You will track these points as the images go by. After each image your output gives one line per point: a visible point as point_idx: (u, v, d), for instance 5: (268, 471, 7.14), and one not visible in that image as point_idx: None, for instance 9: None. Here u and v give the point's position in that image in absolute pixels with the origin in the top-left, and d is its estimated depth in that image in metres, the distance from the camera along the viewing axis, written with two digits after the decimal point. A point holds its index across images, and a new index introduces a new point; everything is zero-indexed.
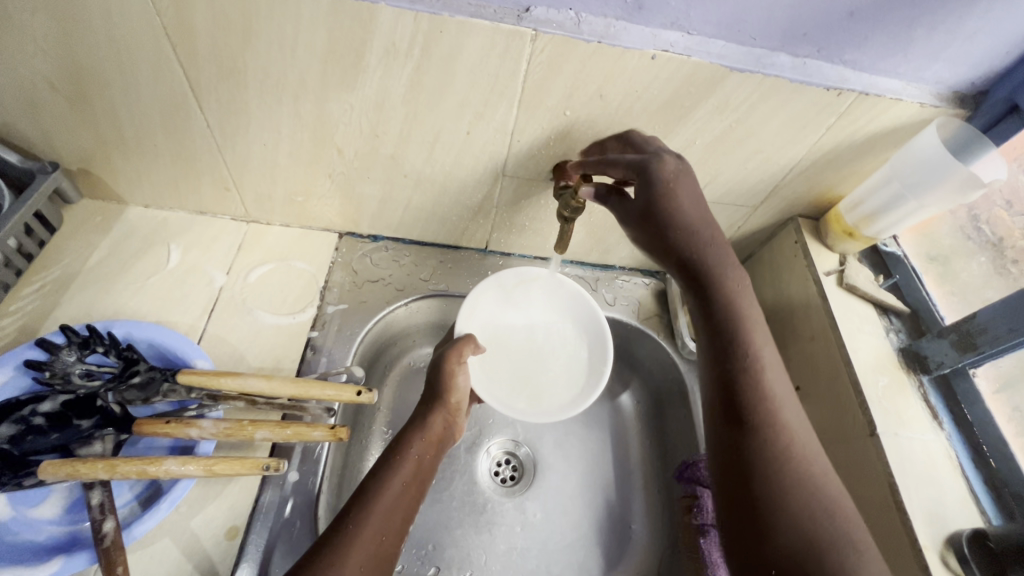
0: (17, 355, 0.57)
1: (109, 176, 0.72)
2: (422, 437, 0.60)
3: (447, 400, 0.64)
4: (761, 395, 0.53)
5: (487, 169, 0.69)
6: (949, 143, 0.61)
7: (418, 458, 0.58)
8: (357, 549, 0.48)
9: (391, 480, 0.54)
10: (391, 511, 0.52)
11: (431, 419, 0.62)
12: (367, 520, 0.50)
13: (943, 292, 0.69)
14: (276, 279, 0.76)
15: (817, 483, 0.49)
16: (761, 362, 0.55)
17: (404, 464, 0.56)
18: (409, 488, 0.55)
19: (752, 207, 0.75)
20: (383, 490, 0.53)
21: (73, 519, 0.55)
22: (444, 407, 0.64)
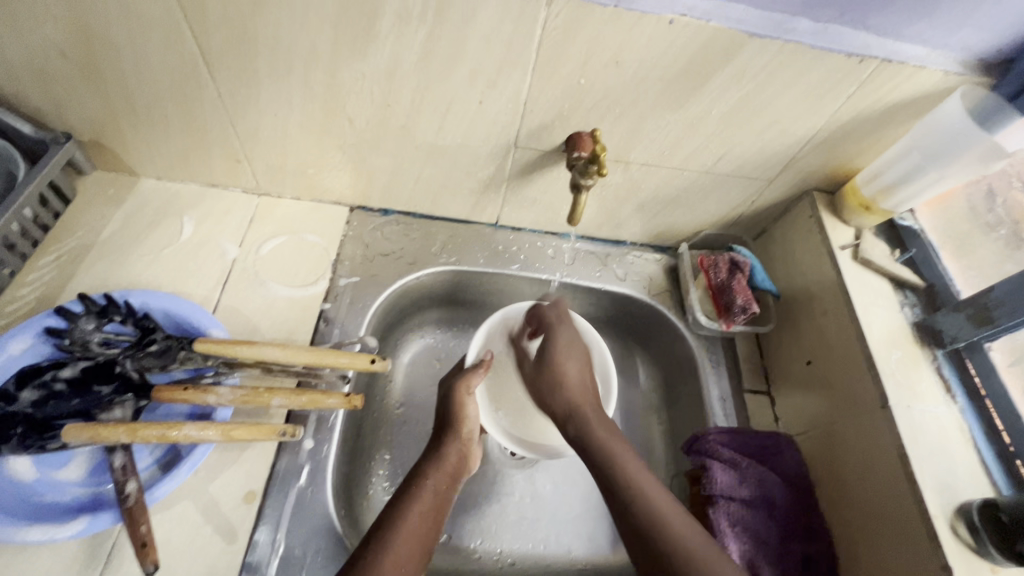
0: (37, 323, 0.58)
1: (121, 148, 0.72)
2: (439, 468, 0.63)
3: (458, 432, 0.67)
4: (629, 486, 0.53)
5: (498, 140, 0.68)
6: (973, 110, 0.59)
7: (435, 485, 0.61)
8: (383, 570, 0.50)
9: (411, 508, 0.57)
10: (413, 537, 0.55)
11: (446, 450, 0.65)
12: (392, 546, 0.52)
13: (960, 266, 0.68)
14: (288, 251, 0.77)
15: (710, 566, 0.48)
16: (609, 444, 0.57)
17: (423, 493, 0.59)
18: (427, 517, 0.58)
19: (767, 180, 0.74)
20: (405, 516, 0.56)
21: (96, 482, 0.56)
22: (457, 439, 0.66)
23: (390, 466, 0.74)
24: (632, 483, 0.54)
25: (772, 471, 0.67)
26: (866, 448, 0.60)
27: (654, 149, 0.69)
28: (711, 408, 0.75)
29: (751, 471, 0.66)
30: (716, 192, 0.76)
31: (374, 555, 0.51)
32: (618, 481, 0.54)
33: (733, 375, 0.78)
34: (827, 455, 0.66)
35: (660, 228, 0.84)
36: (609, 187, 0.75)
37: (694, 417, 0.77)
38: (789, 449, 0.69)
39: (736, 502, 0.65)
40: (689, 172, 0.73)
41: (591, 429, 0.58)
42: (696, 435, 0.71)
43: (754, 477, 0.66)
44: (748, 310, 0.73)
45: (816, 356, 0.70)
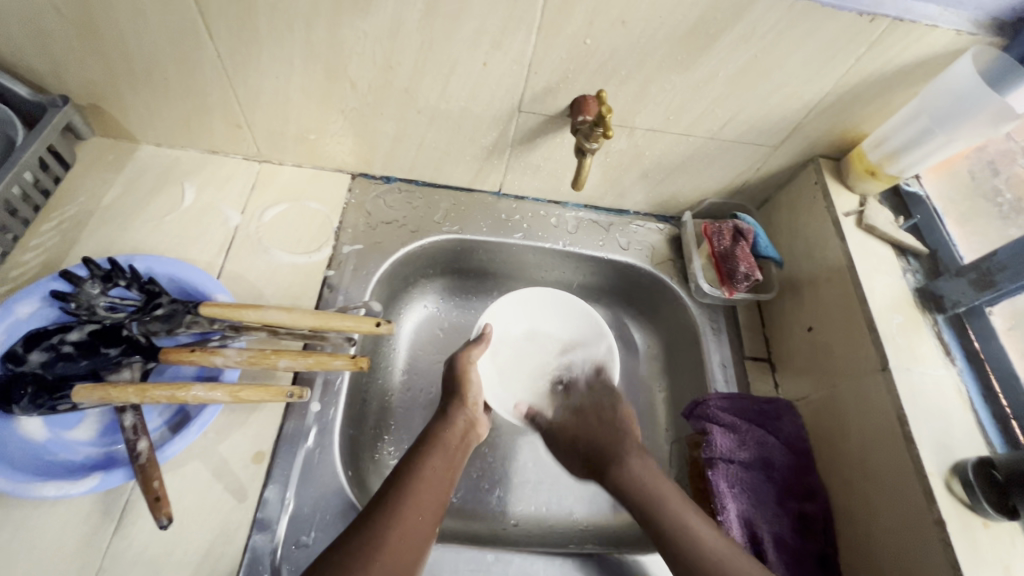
0: (44, 286, 0.59)
1: (120, 112, 0.72)
2: (449, 430, 0.65)
3: (465, 399, 0.68)
4: (679, 528, 0.57)
5: (502, 105, 0.67)
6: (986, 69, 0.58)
7: (446, 444, 0.63)
8: (401, 521, 0.53)
9: (424, 464, 0.59)
10: (428, 491, 0.57)
11: (454, 417, 0.66)
12: (411, 499, 0.55)
13: (964, 232, 0.68)
14: (291, 218, 0.77)
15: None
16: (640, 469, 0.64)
17: (436, 450, 0.62)
18: (441, 472, 0.60)
19: (772, 146, 0.73)
20: (420, 474, 0.58)
21: (107, 442, 0.57)
22: (464, 403, 0.68)
23: (395, 431, 0.76)
24: (690, 525, 0.58)
25: (771, 434, 0.68)
26: (865, 410, 0.61)
27: (660, 114, 0.68)
28: (712, 374, 0.75)
29: (750, 435, 0.67)
30: (720, 159, 0.76)
31: (391, 508, 0.53)
32: (676, 520, 0.58)
33: (734, 343, 0.78)
34: (825, 418, 0.67)
35: (664, 196, 0.84)
36: (613, 154, 0.75)
37: (695, 384, 0.78)
38: (788, 414, 0.70)
39: (734, 464, 0.66)
40: (695, 138, 0.72)
41: (637, 474, 0.64)
42: (696, 401, 0.72)
43: (753, 440, 0.67)
44: (750, 277, 0.73)
45: (817, 322, 0.71)
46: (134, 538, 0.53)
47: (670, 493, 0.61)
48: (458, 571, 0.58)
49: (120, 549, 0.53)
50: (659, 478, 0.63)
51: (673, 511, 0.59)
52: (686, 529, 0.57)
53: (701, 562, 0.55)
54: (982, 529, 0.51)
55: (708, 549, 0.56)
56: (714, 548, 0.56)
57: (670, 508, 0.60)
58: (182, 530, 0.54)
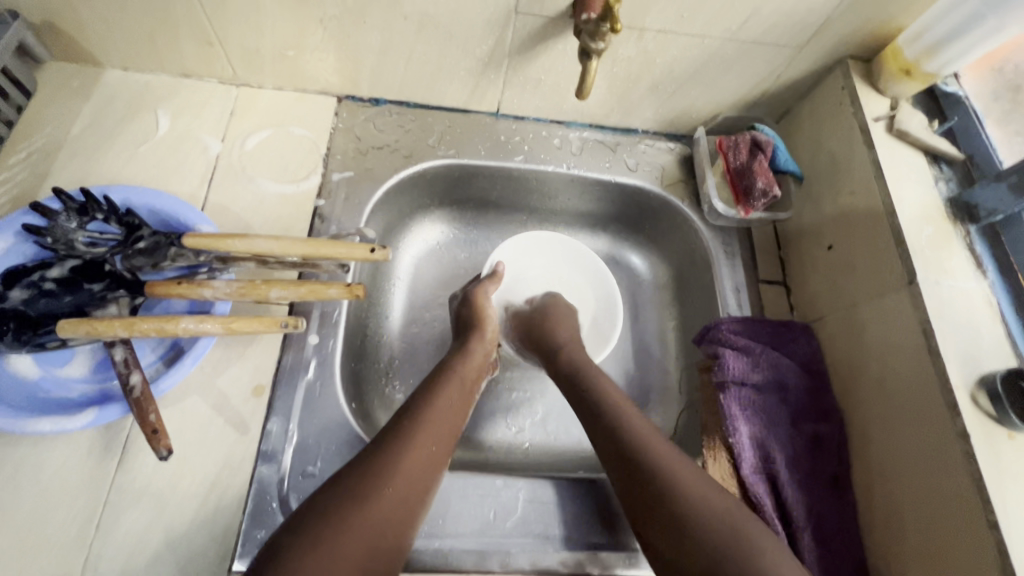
0: (14, 221, 0.55)
1: (77, 31, 0.65)
2: (466, 362, 0.63)
3: (483, 332, 0.66)
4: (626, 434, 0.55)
5: (497, 6, 0.60)
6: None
7: (461, 377, 0.61)
8: (414, 450, 0.51)
9: (439, 396, 0.57)
10: (440, 420, 0.55)
11: (471, 347, 0.65)
12: (424, 430, 0.53)
13: (1006, 134, 0.62)
14: (275, 146, 0.71)
15: (659, 465, 0.51)
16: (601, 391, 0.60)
17: (450, 383, 0.60)
18: (456, 405, 0.58)
19: (796, 46, 0.66)
20: (433, 406, 0.56)
21: (102, 378, 0.55)
22: (478, 334, 0.66)
23: (399, 365, 0.74)
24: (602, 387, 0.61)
25: (785, 356, 0.66)
26: (889, 326, 0.58)
27: (672, 11, 0.61)
28: (724, 298, 0.72)
29: (764, 357, 0.65)
30: (738, 65, 0.69)
31: (403, 437, 0.51)
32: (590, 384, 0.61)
33: (748, 266, 0.75)
34: (842, 339, 0.64)
35: (674, 111, 0.78)
36: (620, 63, 0.68)
37: (706, 310, 0.76)
38: (803, 336, 0.68)
39: (747, 387, 0.64)
40: (711, 40, 0.65)
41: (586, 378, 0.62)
42: (708, 326, 0.70)
43: (766, 362, 0.65)
44: (767, 193, 0.68)
45: (838, 240, 0.67)
46: (137, 471, 0.53)
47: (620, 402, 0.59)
48: (466, 496, 0.58)
49: (126, 482, 0.52)
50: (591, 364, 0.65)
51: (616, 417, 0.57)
52: (620, 418, 0.56)
53: (631, 441, 0.54)
54: (1008, 441, 0.49)
55: (645, 439, 0.54)
56: (630, 427, 0.55)
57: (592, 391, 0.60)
58: (187, 462, 0.54)
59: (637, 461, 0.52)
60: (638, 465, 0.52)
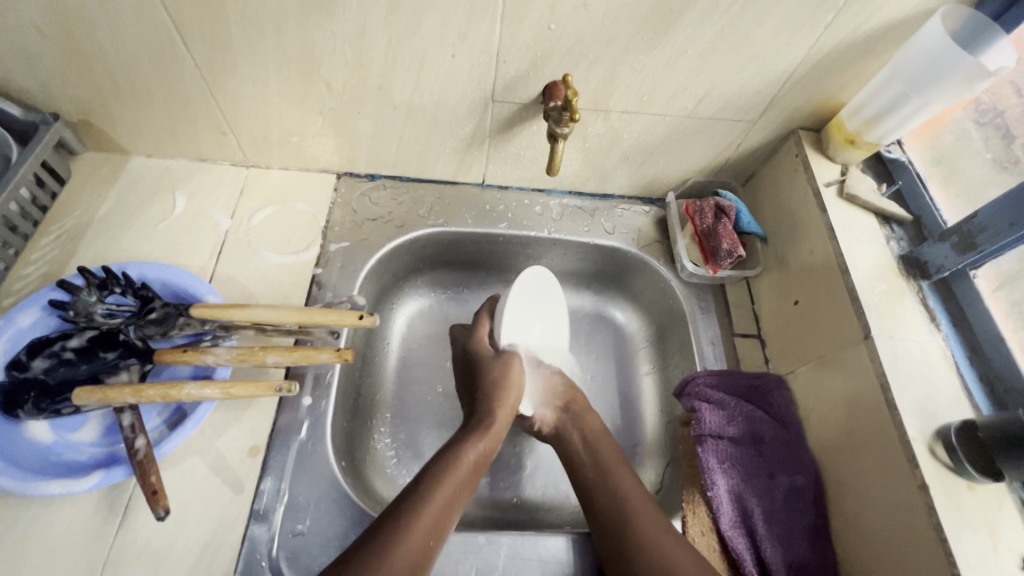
0: (42, 296, 0.61)
1: (109, 126, 0.74)
2: (483, 431, 0.64)
3: (506, 399, 0.67)
4: (625, 519, 0.57)
5: (475, 96, 0.68)
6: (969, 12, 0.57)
7: (478, 448, 0.62)
8: (416, 523, 0.52)
9: (454, 464, 0.59)
10: (448, 494, 0.56)
11: (492, 416, 0.66)
12: (434, 499, 0.54)
13: (948, 195, 0.67)
14: (279, 220, 0.78)
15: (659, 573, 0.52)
16: (624, 489, 0.60)
17: (465, 452, 0.61)
18: (467, 475, 0.59)
19: (750, 120, 0.73)
20: (445, 476, 0.57)
21: (110, 442, 0.60)
22: (504, 393, 0.67)
23: (390, 421, 0.77)
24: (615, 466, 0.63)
25: (760, 410, 0.69)
26: (852, 379, 0.61)
27: (632, 95, 0.68)
28: (701, 352, 0.76)
29: (739, 411, 0.68)
30: (698, 138, 0.76)
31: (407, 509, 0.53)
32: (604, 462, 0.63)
33: (723, 321, 0.78)
34: (813, 391, 0.66)
35: (646, 178, 0.84)
36: (591, 139, 0.75)
37: (685, 364, 0.79)
38: (777, 388, 0.70)
39: (724, 440, 0.66)
40: (671, 118, 0.72)
41: (620, 475, 0.62)
42: (685, 380, 0.73)
43: (742, 415, 0.67)
44: (734, 253, 0.73)
45: (802, 296, 0.71)
46: (137, 532, 0.56)
47: (644, 511, 0.58)
48: (450, 553, 0.60)
49: (125, 542, 0.55)
50: (609, 441, 0.66)
51: (627, 505, 0.58)
52: (631, 520, 0.57)
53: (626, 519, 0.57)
54: (968, 492, 0.51)
55: (639, 516, 0.57)
56: (642, 526, 0.56)
57: (611, 469, 0.62)
58: (184, 522, 0.57)
59: (624, 527, 0.56)
60: (626, 540, 0.56)
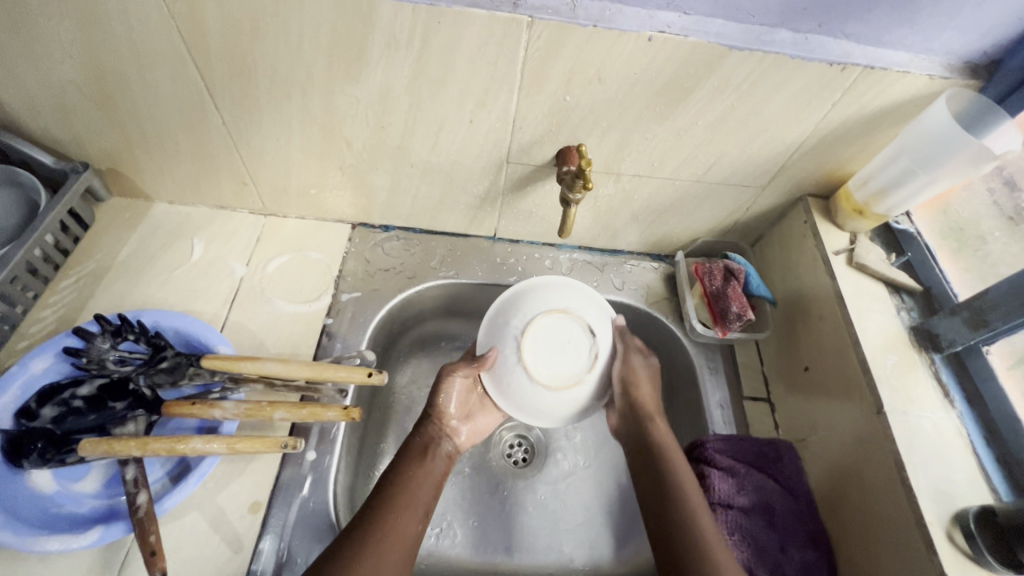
0: (58, 342, 0.62)
1: (136, 174, 0.77)
2: (428, 460, 0.62)
3: (442, 421, 0.66)
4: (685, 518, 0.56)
5: (490, 157, 0.70)
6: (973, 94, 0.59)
7: (429, 475, 0.61)
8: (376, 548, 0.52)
9: (404, 501, 0.57)
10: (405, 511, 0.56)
11: (429, 442, 0.64)
12: (385, 546, 0.53)
13: (958, 269, 0.68)
14: (293, 268, 0.80)
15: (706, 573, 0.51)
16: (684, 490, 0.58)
17: (416, 476, 0.60)
18: (415, 514, 0.57)
19: (759, 186, 0.74)
20: (395, 516, 0.55)
21: (111, 493, 0.60)
22: (440, 421, 0.66)
23: None
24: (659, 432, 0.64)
25: (770, 478, 0.67)
26: (864, 453, 0.60)
27: (644, 160, 0.70)
28: (712, 414, 0.74)
29: (748, 479, 0.66)
30: (708, 201, 0.77)
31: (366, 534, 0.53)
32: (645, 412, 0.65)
33: (733, 383, 0.78)
34: (827, 461, 0.65)
35: (656, 237, 0.85)
36: (602, 199, 0.77)
37: (694, 425, 0.77)
38: (788, 455, 0.68)
39: (733, 510, 0.64)
40: (681, 182, 0.74)
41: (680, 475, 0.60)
42: (695, 443, 0.71)
43: (751, 484, 0.65)
44: (743, 317, 0.73)
45: (812, 362, 0.71)
46: None
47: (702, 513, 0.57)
48: None
49: None
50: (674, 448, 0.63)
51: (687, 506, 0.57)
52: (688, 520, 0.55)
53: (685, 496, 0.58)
54: None
55: (693, 512, 0.56)
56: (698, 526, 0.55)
57: (670, 465, 0.61)
58: None
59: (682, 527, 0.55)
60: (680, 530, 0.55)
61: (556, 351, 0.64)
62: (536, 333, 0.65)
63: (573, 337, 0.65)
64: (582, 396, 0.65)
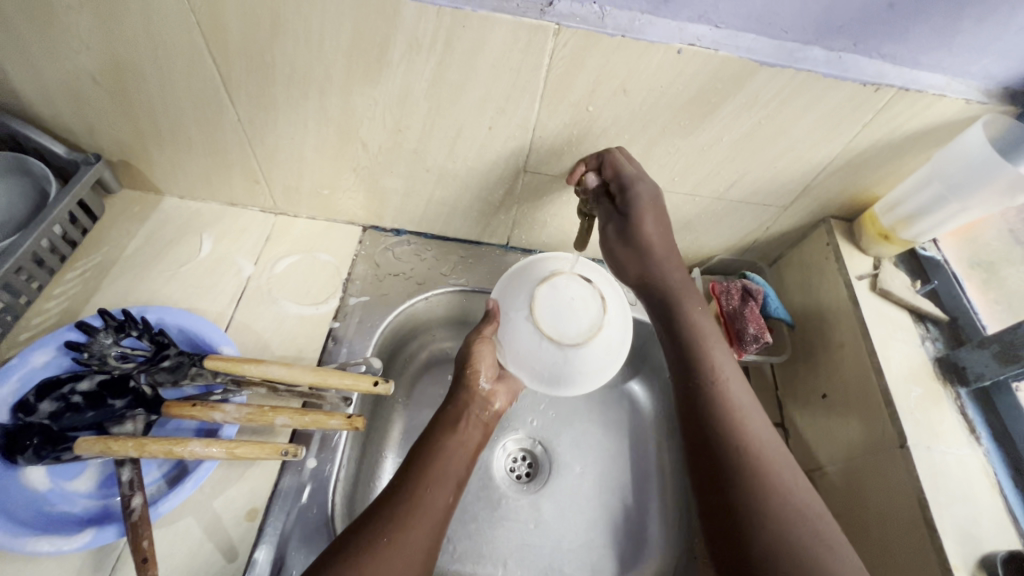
0: (58, 336, 0.61)
1: (147, 167, 0.76)
2: (463, 423, 0.61)
3: (475, 386, 0.64)
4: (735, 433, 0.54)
5: (508, 165, 0.69)
6: (1012, 120, 0.56)
7: (464, 442, 0.60)
8: (411, 520, 0.51)
9: (433, 477, 0.55)
10: (437, 481, 0.55)
11: (461, 404, 0.62)
12: (415, 517, 0.51)
13: (986, 300, 0.66)
14: (302, 270, 0.78)
15: (758, 492, 0.50)
16: (736, 408, 0.56)
17: (449, 443, 0.58)
18: (447, 488, 0.55)
19: (781, 206, 0.72)
20: (426, 491, 0.53)
21: (105, 494, 0.58)
22: (473, 383, 0.64)
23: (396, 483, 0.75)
24: (713, 360, 0.59)
25: None
26: (885, 487, 0.58)
27: (665, 174, 0.68)
28: None
29: None
30: (727, 219, 0.75)
31: (397, 507, 0.51)
32: (699, 350, 0.60)
33: None
34: (842, 493, 0.63)
35: None
36: None
37: None
38: None
39: None
40: (701, 198, 0.72)
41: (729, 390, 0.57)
42: None
43: None
44: (760, 339, 0.71)
45: (830, 389, 0.68)
46: None
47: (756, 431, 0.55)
48: None
49: None
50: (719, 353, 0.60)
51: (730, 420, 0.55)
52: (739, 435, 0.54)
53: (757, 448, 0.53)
54: None
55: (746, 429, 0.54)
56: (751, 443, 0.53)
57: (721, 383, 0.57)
58: None
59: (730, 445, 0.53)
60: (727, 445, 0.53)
61: (566, 311, 0.62)
62: (536, 302, 0.62)
63: (577, 292, 0.63)
64: (610, 340, 0.63)
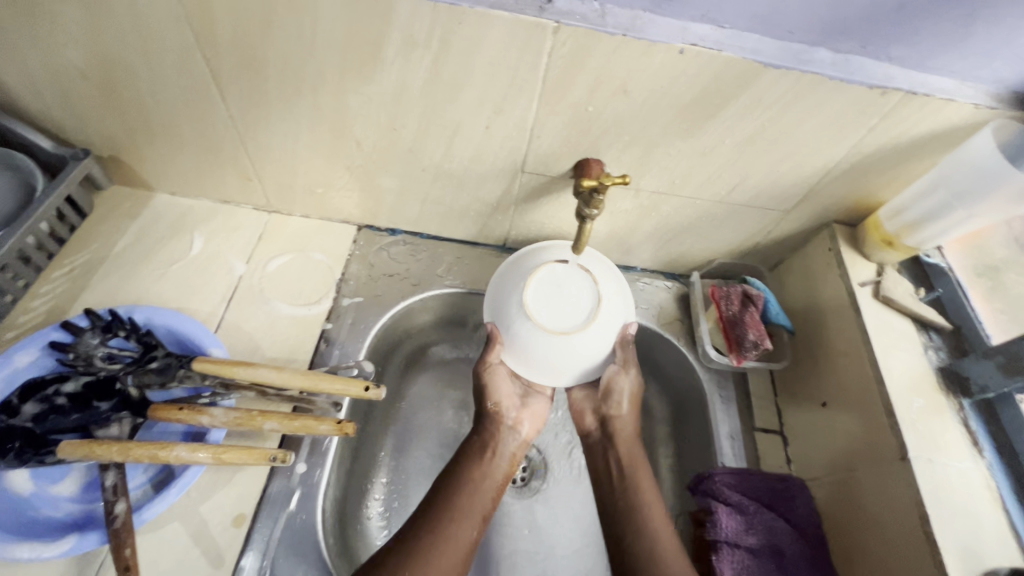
0: (44, 336, 0.59)
1: (138, 164, 0.74)
2: (486, 450, 0.63)
3: (499, 417, 0.65)
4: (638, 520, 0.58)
5: (505, 165, 0.67)
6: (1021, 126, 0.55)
7: (491, 473, 0.61)
8: (439, 558, 0.53)
9: (460, 507, 0.57)
10: (463, 518, 0.56)
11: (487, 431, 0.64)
12: (443, 548, 0.53)
13: (991, 309, 0.64)
14: (295, 269, 0.77)
15: (649, 545, 0.56)
16: (641, 500, 0.61)
17: (478, 478, 0.60)
18: (471, 523, 0.57)
19: (783, 210, 0.71)
20: (453, 523, 0.56)
21: (89, 498, 0.57)
22: (496, 417, 0.65)
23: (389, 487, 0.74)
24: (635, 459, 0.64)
25: (782, 517, 0.63)
26: (883, 500, 0.57)
27: (665, 177, 0.66)
28: (722, 446, 0.71)
29: (758, 518, 0.62)
30: (728, 222, 0.74)
31: (424, 544, 0.53)
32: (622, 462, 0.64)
33: (745, 415, 0.74)
34: (842, 504, 0.62)
35: (671, 255, 0.82)
36: (618, 214, 0.74)
37: (701, 456, 0.74)
38: (802, 493, 0.65)
39: (741, 549, 0.61)
40: (702, 202, 0.70)
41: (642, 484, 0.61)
42: (702, 475, 0.67)
43: (761, 523, 0.62)
44: (759, 346, 0.70)
45: (830, 397, 0.67)
46: None
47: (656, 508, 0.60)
48: None
49: None
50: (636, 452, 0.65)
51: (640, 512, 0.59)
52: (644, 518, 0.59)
53: (628, 510, 0.60)
54: None
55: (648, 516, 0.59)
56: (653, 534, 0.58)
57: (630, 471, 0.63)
58: None
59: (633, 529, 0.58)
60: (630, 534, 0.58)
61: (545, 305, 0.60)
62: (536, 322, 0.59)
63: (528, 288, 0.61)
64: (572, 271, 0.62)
